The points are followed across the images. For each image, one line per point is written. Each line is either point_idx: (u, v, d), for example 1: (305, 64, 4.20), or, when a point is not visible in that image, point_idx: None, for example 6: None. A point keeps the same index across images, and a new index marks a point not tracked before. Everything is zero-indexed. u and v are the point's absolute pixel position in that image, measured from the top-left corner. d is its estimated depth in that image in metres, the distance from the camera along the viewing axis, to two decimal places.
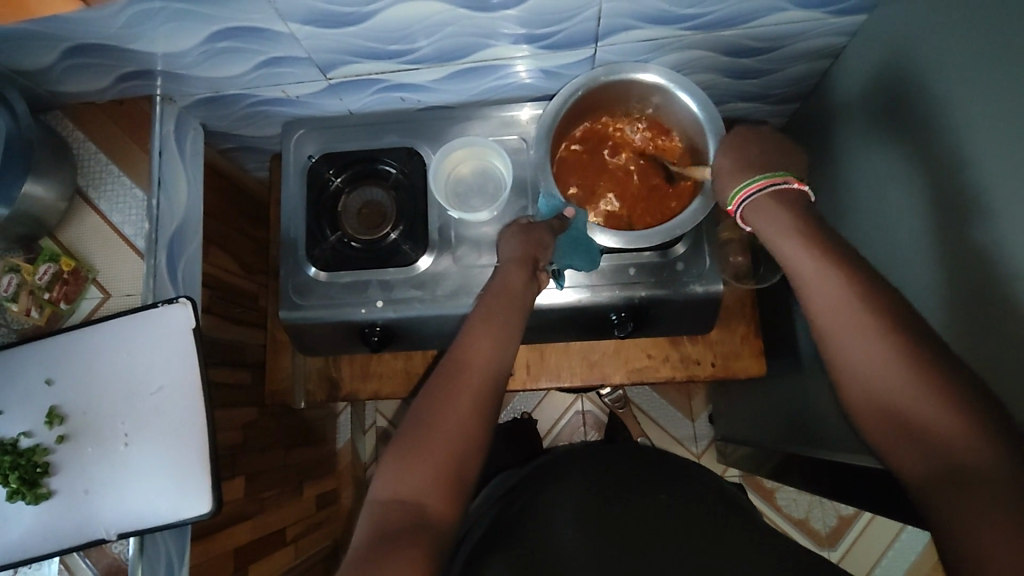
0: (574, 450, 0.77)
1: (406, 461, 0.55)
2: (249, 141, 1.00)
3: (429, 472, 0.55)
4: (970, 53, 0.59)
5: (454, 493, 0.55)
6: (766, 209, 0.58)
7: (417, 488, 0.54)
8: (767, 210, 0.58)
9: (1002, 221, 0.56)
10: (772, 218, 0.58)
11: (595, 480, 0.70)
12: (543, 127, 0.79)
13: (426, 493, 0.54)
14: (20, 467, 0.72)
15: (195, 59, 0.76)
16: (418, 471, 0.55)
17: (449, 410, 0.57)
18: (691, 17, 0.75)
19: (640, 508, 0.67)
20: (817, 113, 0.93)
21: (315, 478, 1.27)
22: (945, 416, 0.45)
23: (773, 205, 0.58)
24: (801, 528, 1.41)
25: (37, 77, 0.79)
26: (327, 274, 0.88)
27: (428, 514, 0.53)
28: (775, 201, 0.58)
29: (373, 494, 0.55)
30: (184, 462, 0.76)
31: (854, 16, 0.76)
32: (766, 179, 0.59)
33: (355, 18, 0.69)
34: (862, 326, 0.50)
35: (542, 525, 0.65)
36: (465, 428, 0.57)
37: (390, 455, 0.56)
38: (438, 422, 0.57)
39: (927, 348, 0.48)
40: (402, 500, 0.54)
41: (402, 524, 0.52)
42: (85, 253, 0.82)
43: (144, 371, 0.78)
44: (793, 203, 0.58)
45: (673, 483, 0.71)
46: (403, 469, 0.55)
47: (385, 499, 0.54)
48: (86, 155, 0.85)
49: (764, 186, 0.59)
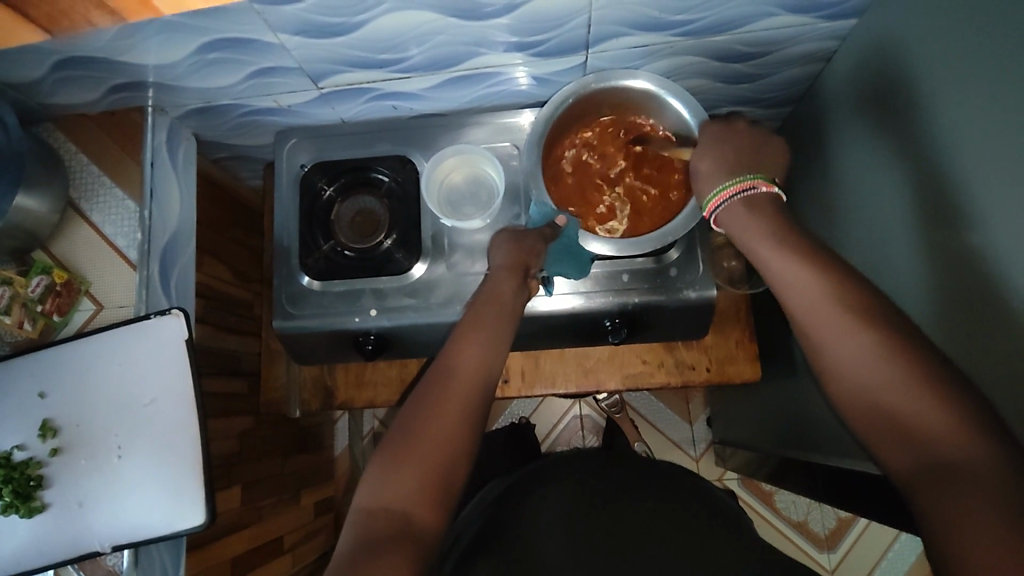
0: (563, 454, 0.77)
1: (394, 472, 0.55)
2: (242, 150, 1.00)
3: (418, 483, 0.54)
4: (956, 56, 0.59)
5: (442, 505, 0.55)
6: (739, 217, 0.58)
7: (405, 496, 0.54)
8: (746, 216, 0.58)
9: (993, 226, 0.56)
10: (750, 226, 0.57)
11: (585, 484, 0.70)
12: (534, 134, 0.79)
13: (415, 505, 0.54)
14: (14, 480, 0.72)
15: (186, 71, 0.76)
16: (406, 479, 0.55)
17: (436, 420, 0.57)
18: (681, 23, 0.75)
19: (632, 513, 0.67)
20: (809, 116, 0.93)
21: (312, 485, 1.27)
22: (929, 413, 0.45)
23: (748, 213, 0.58)
24: (799, 530, 1.40)
25: (29, 90, 0.79)
26: (320, 283, 0.88)
27: (415, 526, 0.53)
28: (749, 205, 0.58)
29: (360, 501, 0.55)
30: (177, 474, 0.76)
31: (843, 21, 0.76)
32: (738, 184, 0.59)
33: (345, 29, 0.69)
34: (844, 331, 0.50)
35: (531, 530, 0.66)
36: (454, 439, 0.57)
37: (378, 463, 0.56)
38: (427, 430, 0.56)
39: (923, 357, 0.47)
40: (390, 508, 0.54)
41: (390, 532, 0.52)
42: (78, 265, 0.82)
43: (137, 382, 0.78)
44: (766, 205, 0.58)
45: (665, 488, 0.71)
46: (390, 479, 0.55)
47: (372, 507, 0.54)
48: (79, 166, 0.85)
49: (735, 193, 0.59)
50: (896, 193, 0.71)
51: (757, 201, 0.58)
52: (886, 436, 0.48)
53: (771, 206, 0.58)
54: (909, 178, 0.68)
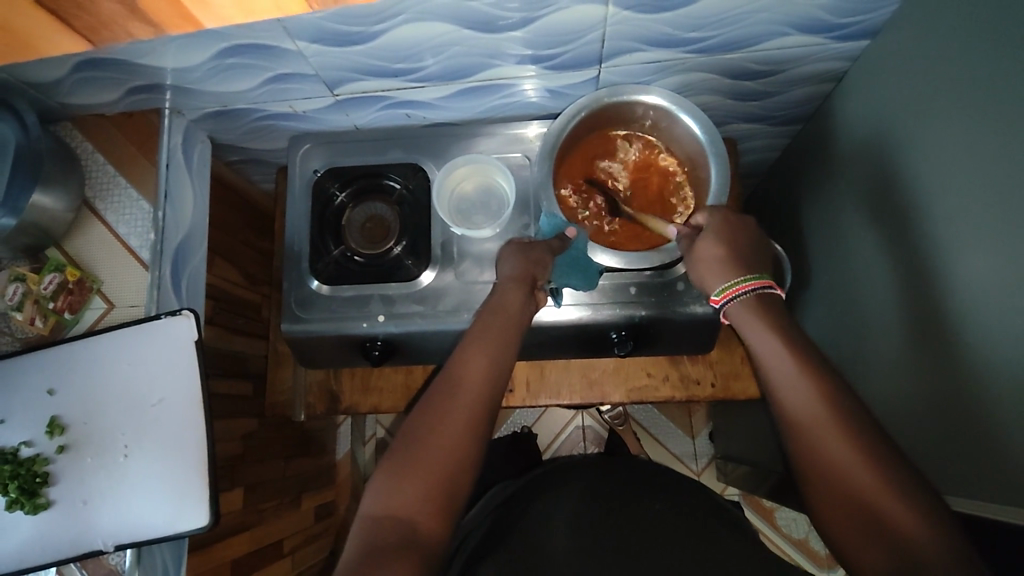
0: (569, 460, 0.77)
1: (399, 479, 0.55)
2: (255, 154, 1.01)
3: (422, 490, 0.55)
4: (969, 82, 0.60)
5: (447, 513, 0.55)
6: (747, 312, 0.60)
7: (409, 504, 0.54)
8: (756, 312, 0.59)
9: (1002, 248, 0.56)
10: (753, 320, 0.59)
11: (590, 488, 0.70)
12: (546, 145, 0.80)
13: (419, 511, 0.54)
14: (20, 476, 0.72)
15: (204, 74, 0.77)
16: (412, 486, 0.55)
17: (443, 427, 0.57)
18: (694, 40, 0.76)
19: (633, 520, 0.67)
20: (818, 135, 0.94)
21: (313, 490, 1.27)
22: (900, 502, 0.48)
23: (760, 309, 0.59)
24: (801, 548, 1.40)
25: (49, 89, 0.80)
26: (329, 287, 0.89)
27: (420, 533, 0.53)
28: (759, 303, 0.60)
29: (364, 508, 0.56)
30: (182, 475, 0.77)
31: (855, 42, 0.77)
32: (752, 282, 0.61)
33: (362, 37, 0.70)
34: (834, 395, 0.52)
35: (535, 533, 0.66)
36: (459, 448, 0.57)
37: (384, 471, 0.56)
38: (433, 438, 0.57)
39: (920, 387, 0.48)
40: (394, 516, 0.54)
41: (393, 539, 0.53)
42: (90, 263, 0.83)
43: (145, 383, 0.78)
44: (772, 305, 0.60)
45: (669, 494, 0.71)
46: (396, 485, 0.55)
47: (376, 514, 0.54)
48: (94, 166, 0.85)
49: (753, 289, 0.60)
50: (905, 212, 0.71)
51: (769, 300, 0.60)
52: (839, 515, 0.51)
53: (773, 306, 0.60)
54: (920, 200, 0.68)
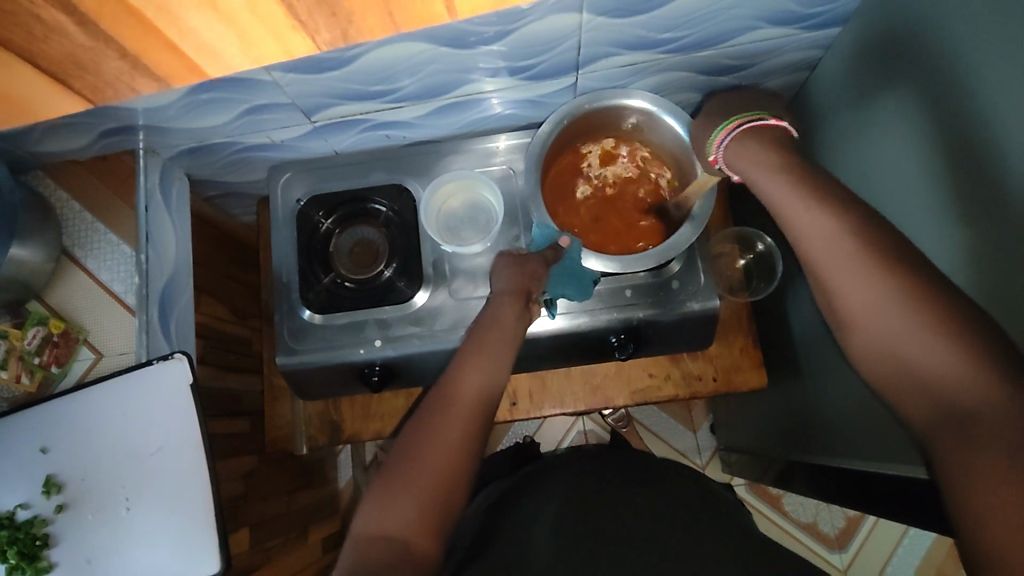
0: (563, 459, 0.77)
1: (396, 499, 0.54)
2: (235, 187, 1.00)
3: (420, 509, 0.54)
4: (938, 61, 0.61)
5: (441, 534, 0.54)
6: (745, 148, 0.58)
7: (407, 525, 0.53)
8: (752, 144, 0.57)
9: (983, 224, 0.57)
10: (749, 155, 0.57)
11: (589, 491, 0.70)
12: (532, 155, 0.79)
13: (415, 532, 0.53)
14: (19, 541, 0.69)
15: (178, 112, 0.76)
16: (410, 505, 0.54)
17: (438, 442, 0.57)
18: (669, 40, 0.76)
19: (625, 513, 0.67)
20: (797, 123, 0.95)
21: (320, 522, 1.25)
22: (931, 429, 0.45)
23: (754, 143, 0.58)
24: (810, 532, 1.41)
25: (18, 140, 0.78)
26: (321, 316, 0.87)
27: (416, 553, 0.52)
28: (754, 137, 0.58)
29: (361, 529, 0.54)
30: (187, 523, 0.74)
31: (826, 30, 0.78)
32: (745, 118, 0.59)
33: (337, 63, 0.69)
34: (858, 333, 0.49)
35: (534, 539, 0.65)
36: (457, 465, 0.56)
37: (379, 489, 0.56)
38: (430, 455, 0.56)
39: None
40: (392, 538, 0.53)
41: (391, 561, 0.51)
42: (75, 314, 0.81)
43: (141, 431, 0.76)
44: (772, 138, 0.57)
45: (661, 491, 0.71)
46: (394, 506, 0.54)
47: (372, 535, 0.53)
48: (71, 213, 0.83)
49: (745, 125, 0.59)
50: (891, 193, 0.72)
51: (764, 132, 0.58)
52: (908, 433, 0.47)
53: (770, 140, 0.58)
54: (903, 180, 0.69)
